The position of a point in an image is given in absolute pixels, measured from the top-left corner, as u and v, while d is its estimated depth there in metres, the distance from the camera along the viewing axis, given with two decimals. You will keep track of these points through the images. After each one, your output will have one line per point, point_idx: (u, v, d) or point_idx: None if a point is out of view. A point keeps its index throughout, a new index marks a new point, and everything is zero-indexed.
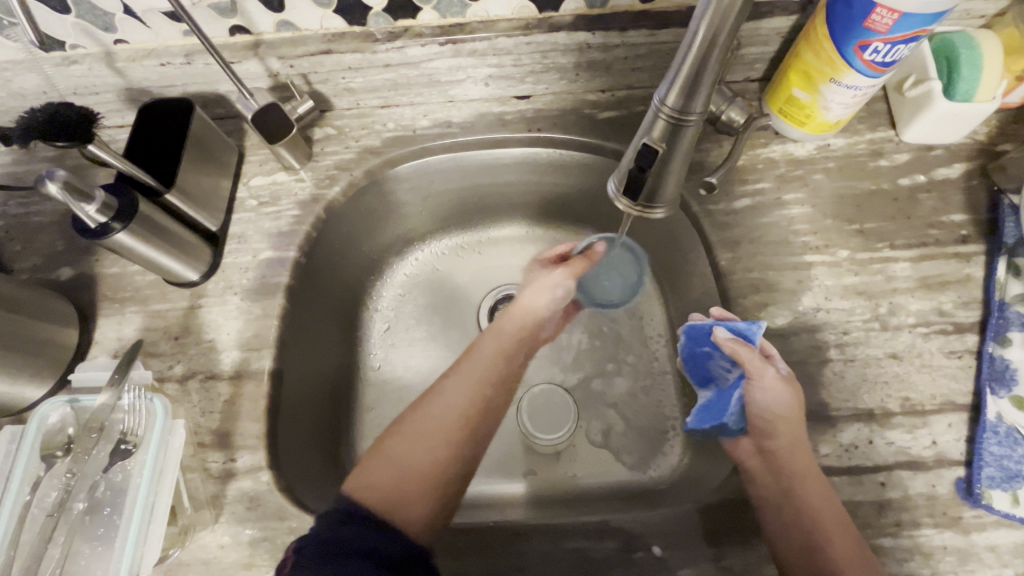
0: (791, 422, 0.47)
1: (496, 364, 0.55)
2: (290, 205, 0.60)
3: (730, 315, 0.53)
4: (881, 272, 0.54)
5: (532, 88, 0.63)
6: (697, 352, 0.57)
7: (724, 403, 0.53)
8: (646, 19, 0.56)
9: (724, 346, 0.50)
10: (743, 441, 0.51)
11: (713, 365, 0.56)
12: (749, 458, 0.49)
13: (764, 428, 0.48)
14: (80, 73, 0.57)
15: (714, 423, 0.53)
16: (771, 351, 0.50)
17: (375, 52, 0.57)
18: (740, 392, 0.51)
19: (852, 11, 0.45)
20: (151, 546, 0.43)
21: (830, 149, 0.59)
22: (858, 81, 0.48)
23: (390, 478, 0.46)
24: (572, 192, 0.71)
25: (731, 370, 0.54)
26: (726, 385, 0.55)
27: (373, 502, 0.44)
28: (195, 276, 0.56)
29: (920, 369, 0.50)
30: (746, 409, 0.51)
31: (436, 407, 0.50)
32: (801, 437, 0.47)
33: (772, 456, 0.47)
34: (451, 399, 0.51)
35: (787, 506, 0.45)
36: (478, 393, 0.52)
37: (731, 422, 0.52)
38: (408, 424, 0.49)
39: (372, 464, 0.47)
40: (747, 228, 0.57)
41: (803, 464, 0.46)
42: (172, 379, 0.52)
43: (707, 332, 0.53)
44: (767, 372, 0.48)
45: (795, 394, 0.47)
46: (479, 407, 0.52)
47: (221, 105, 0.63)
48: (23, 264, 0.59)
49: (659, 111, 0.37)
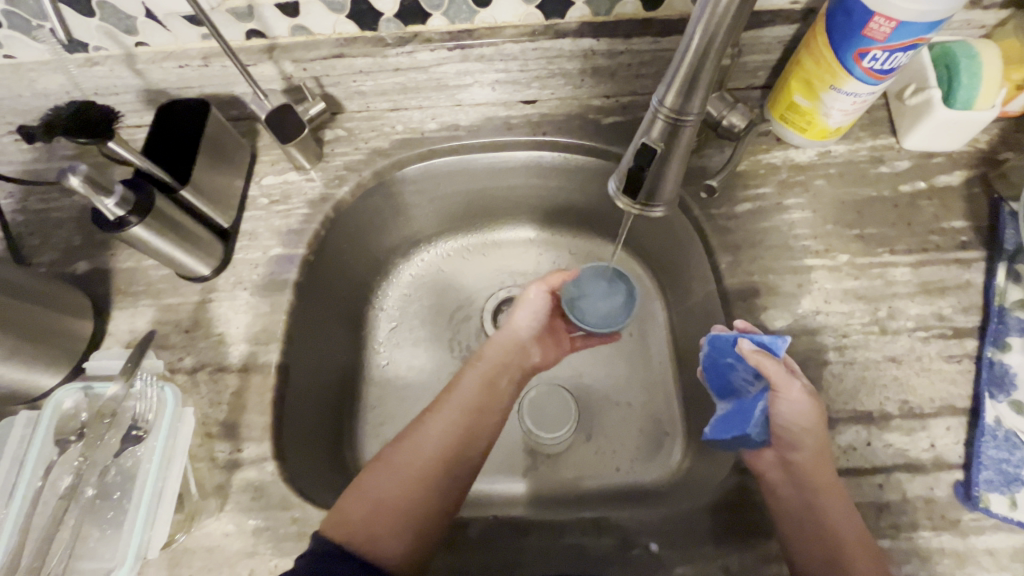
0: (817, 435, 0.46)
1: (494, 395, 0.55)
2: (300, 204, 0.62)
3: (752, 328, 0.51)
4: (881, 276, 0.55)
5: (538, 93, 0.65)
6: (719, 361, 0.53)
7: (747, 413, 0.49)
8: (650, 27, 0.57)
9: (749, 358, 0.48)
10: (764, 453, 0.49)
11: (732, 376, 0.53)
12: (770, 470, 0.48)
13: (790, 441, 0.47)
14: (102, 75, 0.59)
15: (736, 434, 0.48)
16: (792, 364, 0.49)
17: (386, 56, 0.59)
18: (764, 403, 0.48)
19: (851, 20, 0.46)
20: (159, 530, 0.44)
21: (831, 156, 0.60)
22: (857, 88, 0.49)
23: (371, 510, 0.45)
24: (576, 196, 0.72)
25: (753, 381, 0.51)
26: (747, 397, 0.51)
27: (352, 537, 0.43)
28: (206, 270, 0.57)
29: (919, 372, 0.50)
30: (771, 420, 0.48)
31: (417, 442, 0.50)
32: (824, 448, 0.46)
33: (795, 468, 0.46)
34: (432, 436, 0.50)
35: (809, 520, 0.45)
36: (462, 429, 0.51)
37: (755, 432, 0.47)
38: (395, 455, 0.49)
39: (350, 499, 0.46)
40: (748, 232, 0.57)
41: (824, 477, 0.46)
42: (182, 370, 0.54)
43: (731, 342, 0.50)
44: (796, 387, 0.46)
45: (817, 408, 0.47)
46: (465, 440, 0.51)
47: (236, 106, 0.65)
48: (41, 257, 0.60)
49: (658, 112, 0.38)
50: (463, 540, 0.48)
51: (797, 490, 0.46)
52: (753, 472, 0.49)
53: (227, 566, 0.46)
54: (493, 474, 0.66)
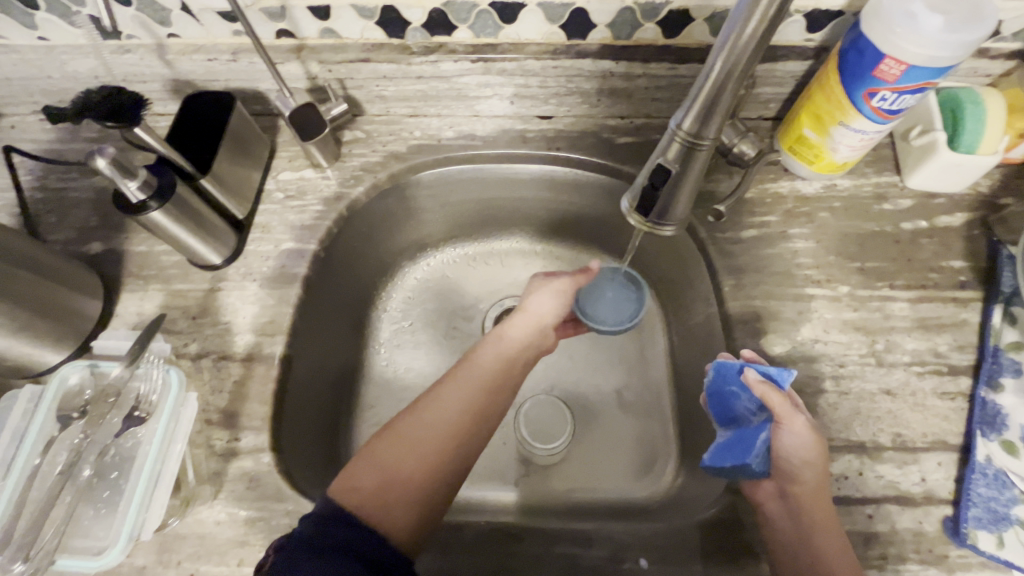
0: (817, 469, 0.46)
1: (496, 382, 0.51)
2: (315, 200, 0.63)
3: (758, 358, 0.52)
4: (880, 309, 0.56)
5: (555, 109, 0.67)
6: (723, 390, 0.52)
7: (748, 443, 0.48)
8: (668, 54, 0.59)
9: (754, 388, 0.48)
10: (763, 483, 0.48)
11: (735, 406, 0.52)
12: (768, 501, 0.47)
13: (791, 473, 0.46)
14: (132, 62, 0.61)
15: (736, 462, 0.48)
16: (796, 399, 0.49)
17: (410, 63, 0.61)
18: (767, 434, 0.47)
19: (862, 60, 0.47)
20: (153, 513, 0.44)
21: (836, 190, 0.62)
22: (864, 126, 0.51)
23: (379, 479, 0.44)
24: (586, 213, 0.74)
25: (755, 412, 0.50)
26: (748, 428, 0.50)
27: (362, 510, 0.42)
28: (218, 260, 0.58)
29: (913, 407, 0.51)
30: (773, 453, 0.47)
31: (429, 412, 0.48)
32: (824, 482, 0.46)
33: (794, 500, 0.46)
34: (445, 406, 0.48)
35: (806, 554, 0.43)
36: (477, 403, 0.49)
37: (755, 463, 0.47)
38: (398, 431, 0.47)
39: (360, 467, 0.45)
40: (752, 257, 0.59)
41: (823, 512, 0.45)
42: (187, 356, 0.54)
43: (735, 369, 0.50)
44: (800, 419, 0.46)
45: (821, 444, 0.47)
46: (483, 412, 0.49)
47: (258, 102, 0.66)
48: (56, 235, 0.61)
49: (675, 134, 0.40)
50: (455, 542, 0.49)
51: (796, 522, 0.45)
52: (754, 505, 0.48)
53: (216, 554, 0.46)
54: (484, 481, 0.66)
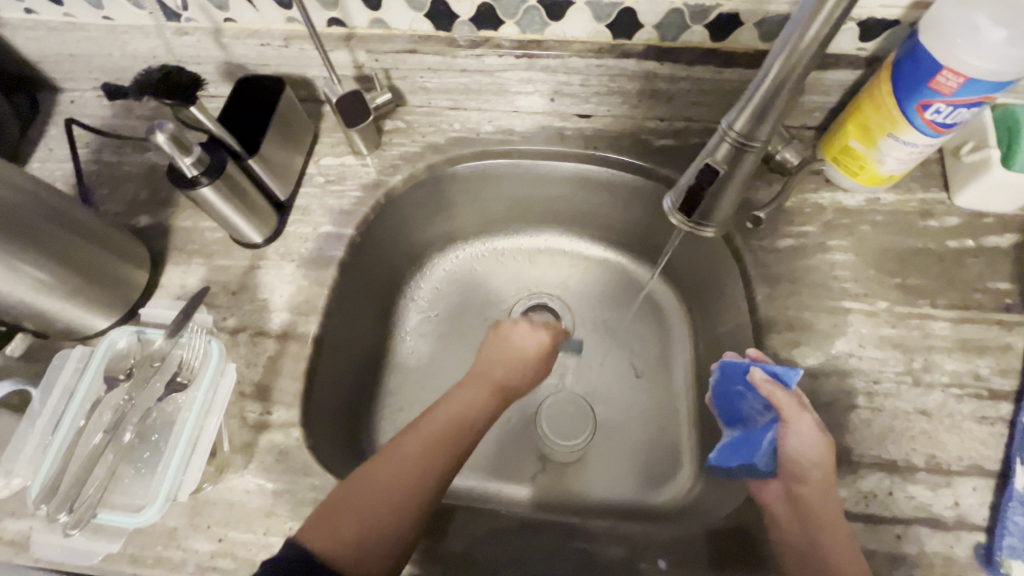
0: (824, 471, 0.46)
1: (467, 414, 0.51)
2: (354, 186, 0.65)
3: (765, 357, 0.52)
4: (919, 327, 0.54)
5: (594, 108, 0.67)
6: (729, 389, 0.54)
7: (756, 444, 0.50)
8: (714, 57, 0.59)
9: (760, 387, 0.49)
10: (770, 484, 0.48)
11: (742, 405, 0.54)
12: (775, 502, 0.47)
13: (798, 473, 0.46)
14: (189, 44, 0.63)
15: (742, 462, 0.50)
16: (804, 398, 0.49)
17: (456, 56, 0.62)
18: (772, 434, 0.49)
19: (918, 71, 0.46)
20: (190, 476, 0.46)
21: (879, 204, 0.60)
22: (915, 138, 0.50)
23: (354, 532, 0.42)
24: (618, 214, 0.74)
25: (762, 412, 0.51)
26: (755, 427, 0.52)
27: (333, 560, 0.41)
28: (259, 239, 0.60)
29: (949, 430, 0.50)
30: (777, 451, 0.48)
31: (394, 458, 0.46)
32: (831, 484, 0.46)
33: (801, 502, 0.46)
34: (410, 449, 0.47)
35: (812, 559, 0.43)
36: (441, 443, 0.48)
37: (760, 461, 0.49)
38: (361, 480, 0.45)
39: (327, 518, 0.43)
40: (788, 267, 0.58)
41: (829, 514, 0.45)
42: (225, 330, 0.56)
43: (742, 370, 0.52)
44: (805, 420, 0.46)
45: (829, 446, 0.46)
46: (448, 450, 0.48)
47: (305, 87, 0.68)
48: (108, 206, 0.64)
49: (726, 134, 0.40)
50: (472, 531, 0.49)
51: (801, 525, 0.45)
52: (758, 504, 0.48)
53: (244, 521, 0.48)
54: (500, 475, 0.67)
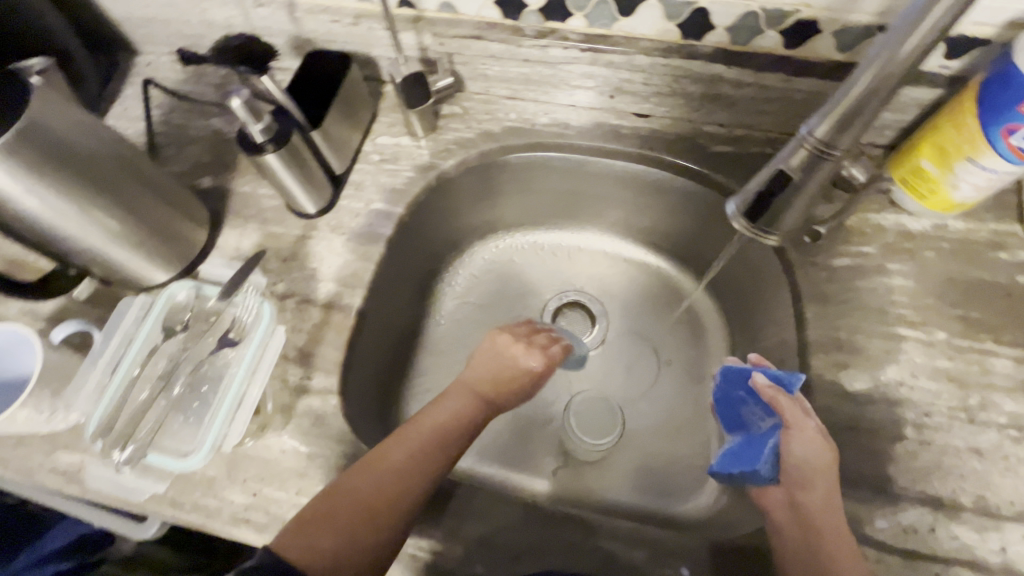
0: (828, 479, 0.44)
1: (451, 425, 0.50)
2: (408, 167, 0.66)
3: (765, 363, 0.53)
4: (979, 363, 0.52)
5: (653, 109, 0.66)
6: (731, 395, 0.54)
7: (757, 450, 0.48)
8: (785, 65, 0.57)
9: (762, 392, 0.48)
10: (772, 491, 0.47)
11: (744, 412, 0.53)
12: (777, 510, 0.46)
13: (800, 479, 0.45)
14: (263, 16, 0.65)
15: (744, 469, 0.47)
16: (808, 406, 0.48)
17: (520, 45, 0.62)
18: (776, 442, 0.47)
19: (1008, 93, 0.44)
20: (233, 430, 0.48)
21: (946, 231, 0.58)
22: (996, 164, 0.47)
23: (329, 547, 0.41)
24: (666, 218, 0.73)
25: (764, 418, 0.50)
26: (756, 434, 0.51)
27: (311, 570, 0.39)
28: (313, 210, 0.61)
29: (1002, 472, 0.47)
30: (781, 459, 0.46)
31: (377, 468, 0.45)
32: (835, 492, 0.44)
33: (804, 510, 0.44)
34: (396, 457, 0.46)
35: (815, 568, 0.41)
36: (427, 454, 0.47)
37: (764, 469, 0.46)
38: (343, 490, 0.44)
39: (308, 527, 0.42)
40: (842, 287, 0.56)
41: (833, 524, 0.43)
42: (274, 294, 0.58)
43: (745, 375, 0.52)
44: (810, 425, 0.45)
45: (831, 451, 0.45)
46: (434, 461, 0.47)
47: (368, 66, 0.69)
48: (174, 166, 0.67)
49: (805, 140, 0.41)
50: (498, 516, 0.49)
51: (805, 534, 0.43)
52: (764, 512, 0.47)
53: (278, 479, 0.49)
54: (522, 466, 0.67)
